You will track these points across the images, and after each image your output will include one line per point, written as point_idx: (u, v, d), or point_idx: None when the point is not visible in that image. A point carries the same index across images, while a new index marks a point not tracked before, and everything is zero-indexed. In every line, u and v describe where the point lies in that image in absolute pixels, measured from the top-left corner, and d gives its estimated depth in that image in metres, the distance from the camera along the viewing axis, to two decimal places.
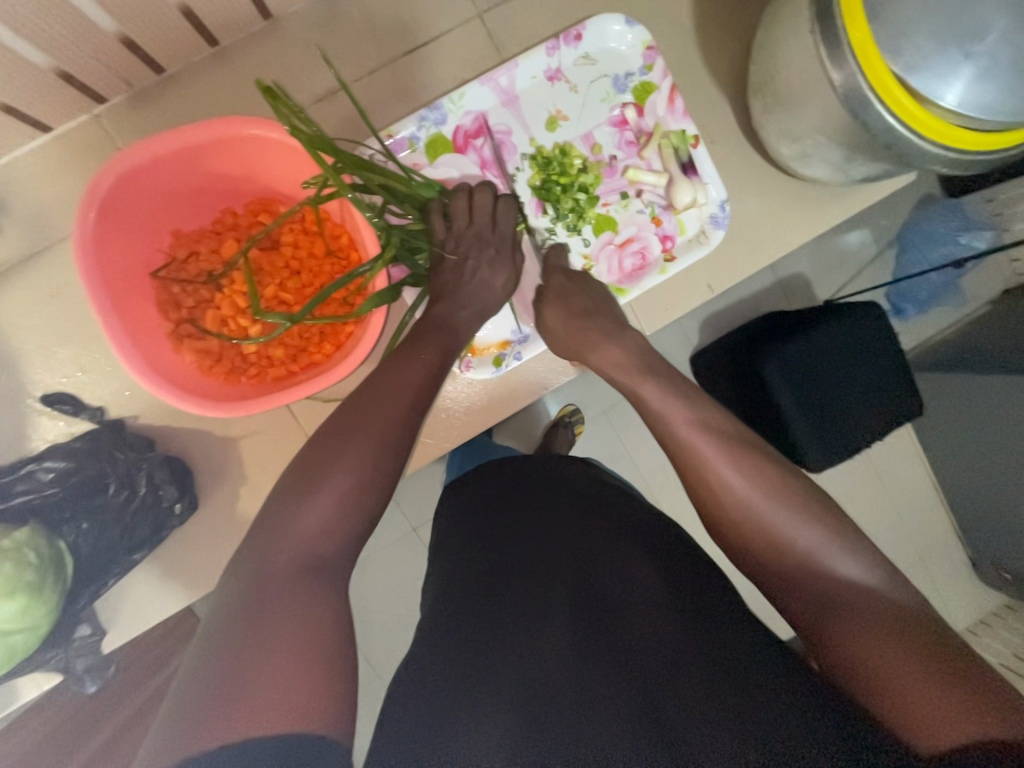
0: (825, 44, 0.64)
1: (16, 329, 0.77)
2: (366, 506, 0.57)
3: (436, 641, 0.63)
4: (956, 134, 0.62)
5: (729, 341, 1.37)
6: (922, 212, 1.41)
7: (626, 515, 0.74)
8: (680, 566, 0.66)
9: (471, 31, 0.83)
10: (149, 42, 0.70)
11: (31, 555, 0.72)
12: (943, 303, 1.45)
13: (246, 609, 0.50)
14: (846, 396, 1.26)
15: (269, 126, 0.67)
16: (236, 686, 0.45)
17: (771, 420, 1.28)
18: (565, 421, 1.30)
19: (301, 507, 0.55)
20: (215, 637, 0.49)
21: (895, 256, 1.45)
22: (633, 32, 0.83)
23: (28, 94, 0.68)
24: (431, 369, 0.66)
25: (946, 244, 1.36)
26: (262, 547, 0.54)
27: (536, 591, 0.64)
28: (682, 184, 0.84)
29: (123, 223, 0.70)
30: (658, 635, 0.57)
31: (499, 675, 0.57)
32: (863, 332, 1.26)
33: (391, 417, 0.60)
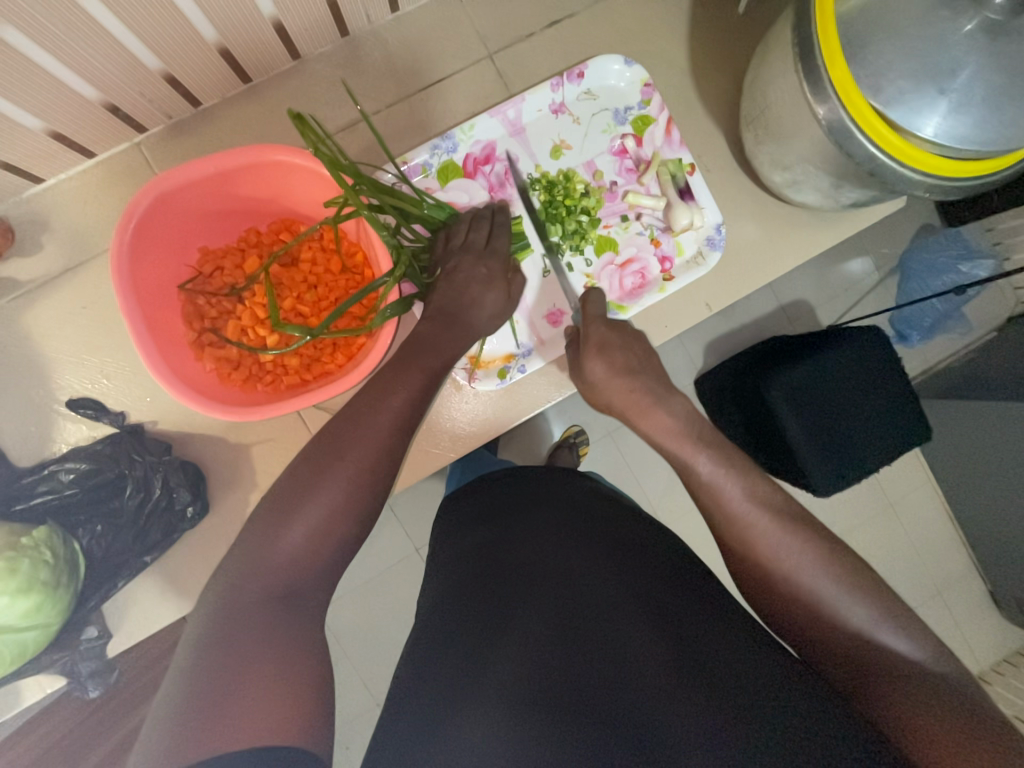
0: (808, 82, 0.69)
1: (49, 337, 0.82)
2: (349, 519, 0.59)
3: (435, 650, 0.65)
4: (936, 163, 0.66)
5: (732, 362, 1.39)
6: (922, 242, 1.44)
7: (625, 527, 0.75)
8: (675, 576, 0.67)
9: (482, 70, 0.90)
10: (190, 79, 0.77)
11: (46, 553, 0.75)
12: (946, 329, 1.48)
13: (253, 616, 0.53)
14: (847, 420, 1.27)
15: (296, 153, 0.73)
16: (218, 701, 0.48)
17: (774, 443, 1.29)
18: (569, 438, 1.32)
19: (285, 526, 0.57)
20: (222, 636, 0.52)
21: (897, 283, 1.48)
22: (632, 70, 0.89)
23: (79, 123, 0.74)
24: (419, 389, 0.69)
25: (949, 272, 1.39)
26: (251, 557, 0.56)
27: (534, 601, 0.65)
28: (679, 208, 0.89)
29: (156, 240, 0.76)
30: (651, 645, 0.59)
31: (495, 682, 0.58)
32: (863, 358, 1.28)
33: (379, 437, 0.63)
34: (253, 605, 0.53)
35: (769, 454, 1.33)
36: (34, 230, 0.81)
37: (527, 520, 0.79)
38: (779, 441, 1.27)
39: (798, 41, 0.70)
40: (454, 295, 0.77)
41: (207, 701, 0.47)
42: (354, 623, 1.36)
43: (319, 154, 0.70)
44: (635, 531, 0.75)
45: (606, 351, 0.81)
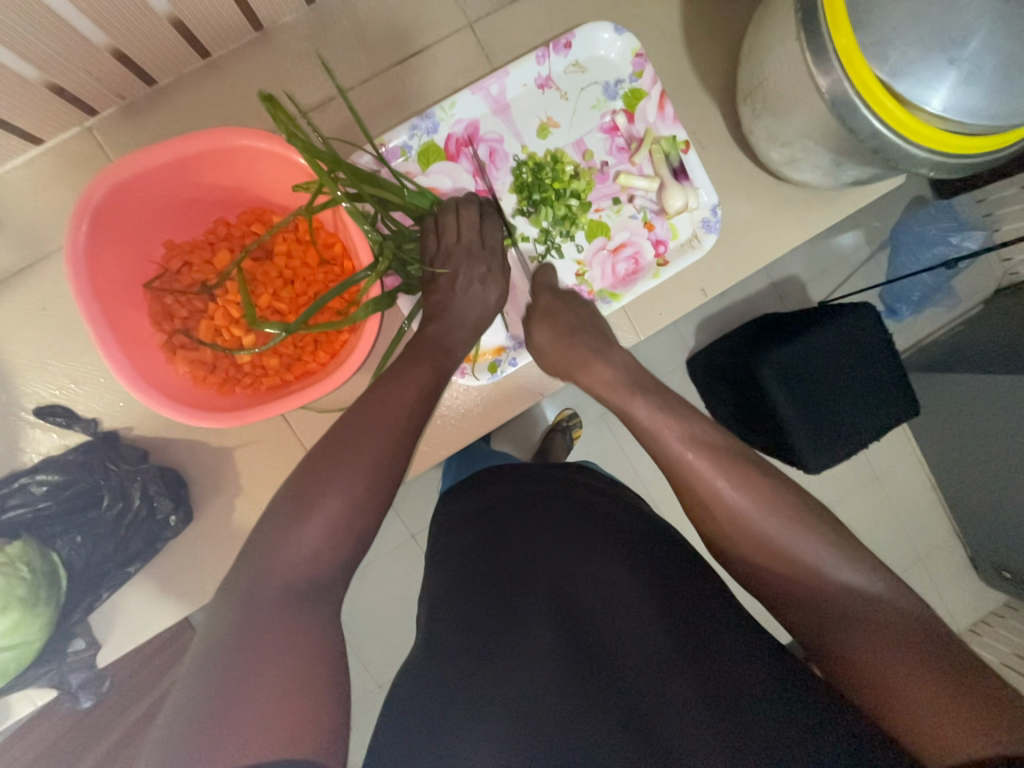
0: (811, 51, 0.65)
1: (9, 342, 0.77)
2: (356, 527, 0.57)
3: (434, 652, 0.63)
4: (942, 139, 0.62)
5: (724, 344, 1.38)
6: (913, 213, 1.41)
7: (619, 521, 0.74)
8: (672, 568, 0.66)
9: (462, 40, 0.84)
10: (141, 54, 0.71)
11: (23, 569, 0.72)
12: (934, 302, 1.47)
13: (238, 638, 0.50)
14: (841, 400, 1.26)
15: (262, 136, 0.67)
16: (229, 715, 0.45)
17: (766, 423, 1.29)
18: (562, 424, 1.31)
19: (290, 532, 0.55)
20: (208, 663, 0.49)
21: (887, 255, 1.46)
22: (622, 40, 0.83)
23: (19, 107, 0.68)
24: (421, 389, 0.66)
25: (938, 244, 1.37)
26: (254, 572, 0.54)
27: (525, 599, 0.64)
28: (673, 190, 0.84)
29: (115, 235, 0.70)
30: (650, 643, 0.58)
31: (495, 686, 0.57)
32: (857, 336, 1.26)
33: (386, 439, 0.61)
34: (240, 622, 0.51)
35: (762, 435, 1.33)
36: None
37: (519, 515, 0.77)
38: (771, 422, 1.27)
39: (801, 5, 0.65)
40: (441, 290, 0.75)
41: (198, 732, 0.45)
42: (351, 614, 1.35)
43: (293, 140, 0.64)
44: (631, 524, 0.74)
45: (579, 364, 0.80)
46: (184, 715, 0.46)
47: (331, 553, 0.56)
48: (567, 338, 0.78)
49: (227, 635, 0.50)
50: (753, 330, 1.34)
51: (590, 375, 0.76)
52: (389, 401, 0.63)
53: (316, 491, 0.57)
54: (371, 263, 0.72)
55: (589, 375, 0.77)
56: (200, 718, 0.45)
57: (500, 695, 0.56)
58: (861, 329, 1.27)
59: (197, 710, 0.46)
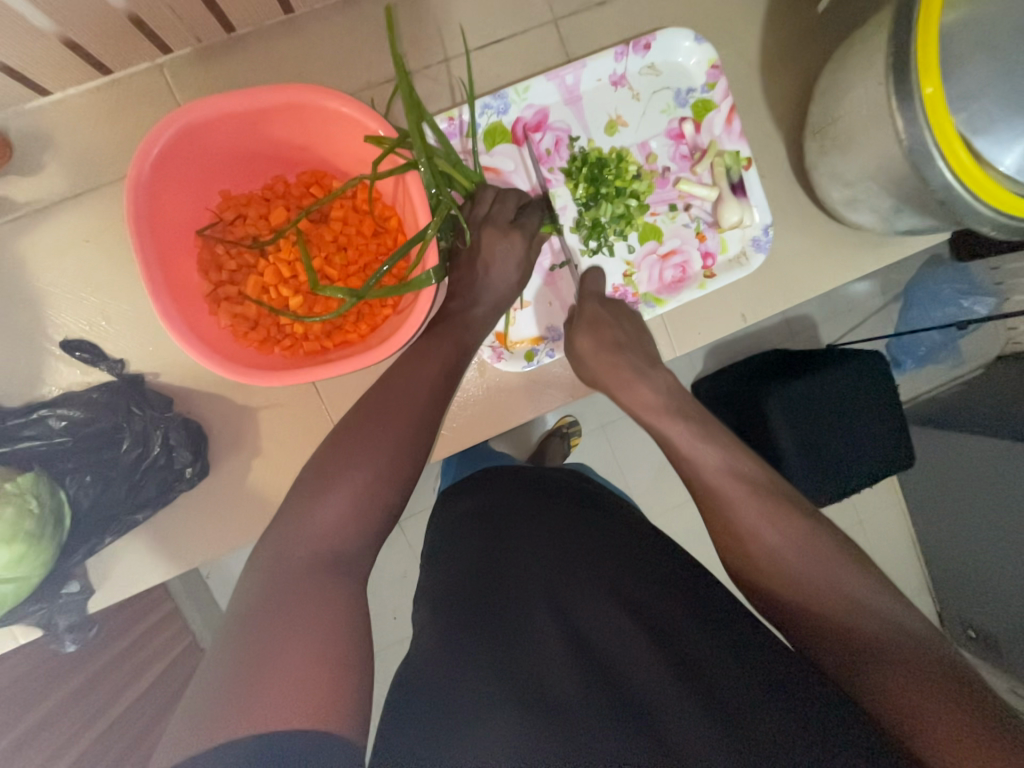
0: (896, 95, 0.65)
1: (46, 269, 0.75)
2: (375, 499, 0.57)
3: (438, 634, 0.62)
4: (1013, 201, 0.63)
5: (734, 372, 1.39)
6: (931, 271, 1.43)
7: (630, 533, 0.73)
8: (676, 581, 0.65)
9: (544, 34, 0.83)
10: (227, 0, 0.69)
11: (32, 503, 0.69)
12: (938, 360, 1.48)
13: (263, 603, 0.49)
14: (842, 441, 1.28)
15: (343, 99, 0.66)
16: (245, 685, 0.44)
17: (767, 455, 1.30)
18: (563, 428, 1.31)
19: (313, 504, 0.55)
20: (231, 628, 0.48)
21: (900, 309, 1.48)
22: (700, 50, 0.84)
23: (96, 33, 0.66)
24: (448, 363, 0.67)
25: (951, 305, 1.40)
26: (285, 535, 0.54)
27: (527, 589, 0.64)
28: (730, 204, 0.85)
29: (177, 176, 0.68)
30: (657, 651, 0.56)
31: (495, 668, 0.56)
32: (864, 380, 1.28)
33: (411, 415, 0.61)
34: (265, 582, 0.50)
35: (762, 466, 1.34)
36: (34, 150, 0.74)
37: (528, 513, 0.77)
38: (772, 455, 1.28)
39: (894, 50, 0.65)
40: (482, 272, 0.74)
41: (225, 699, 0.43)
42: None
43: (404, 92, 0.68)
44: (638, 535, 0.73)
45: (614, 351, 0.79)
46: (217, 666, 0.46)
47: (356, 525, 0.55)
48: (605, 349, 0.79)
49: (252, 595, 0.50)
50: (768, 364, 1.36)
51: (618, 372, 0.77)
52: (414, 377, 0.64)
53: (344, 462, 0.57)
54: (424, 224, 0.69)
55: (613, 349, 0.79)
56: (228, 676, 0.45)
57: (497, 679, 0.55)
58: (867, 374, 1.28)
59: (228, 664, 0.46)
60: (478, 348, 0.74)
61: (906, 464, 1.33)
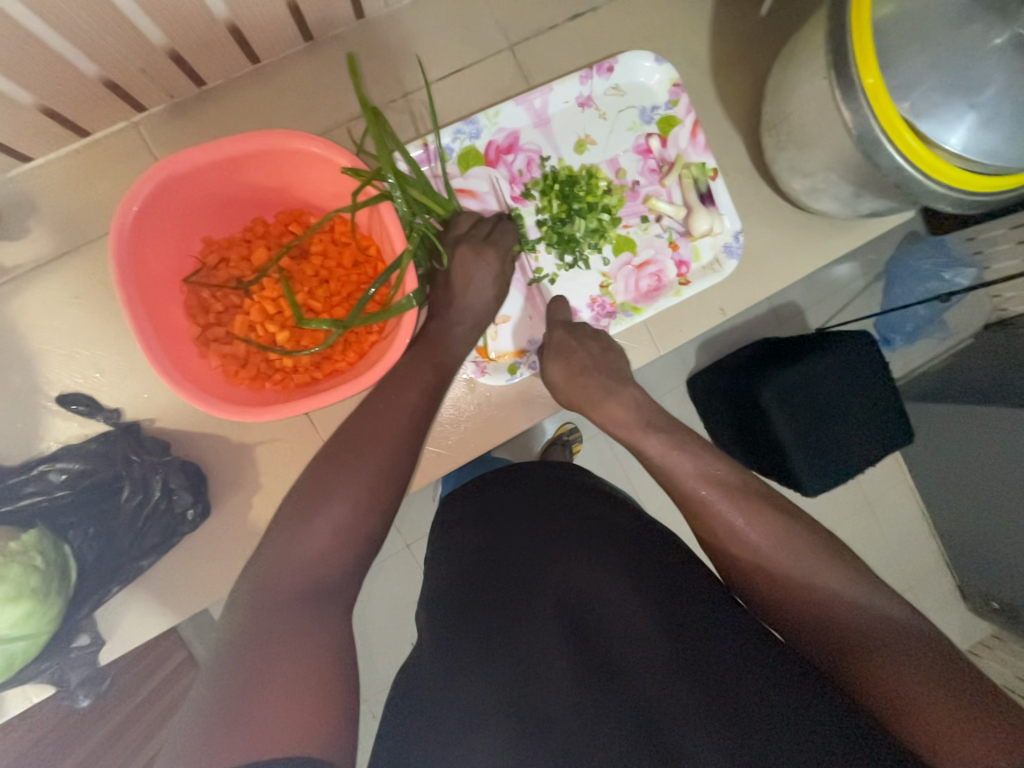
0: (840, 87, 0.68)
1: (38, 328, 0.77)
2: (368, 524, 0.58)
3: (437, 653, 0.64)
4: (963, 178, 0.66)
5: (728, 363, 1.41)
6: (908, 247, 1.45)
7: (626, 527, 0.73)
8: (674, 573, 0.65)
9: (502, 59, 0.87)
10: (194, 56, 0.72)
11: (37, 559, 0.69)
12: (928, 334, 1.54)
13: (251, 634, 0.49)
14: (834, 423, 1.29)
15: (314, 140, 0.68)
16: (231, 716, 0.45)
17: (764, 444, 1.31)
18: (563, 437, 1.31)
19: (304, 532, 0.55)
20: (221, 659, 0.49)
21: (883, 288, 1.51)
22: (661, 69, 0.87)
23: (71, 99, 0.69)
24: (429, 385, 0.69)
25: (931, 280, 1.42)
26: (273, 564, 0.54)
27: (525, 599, 0.65)
28: (700, 214, 0.88)
29: (159, 225, 0.71)
30: (653, 644, 0.57)
31: (497, 683, 0.58)
32: (850, 361, 1.30)
33: (391, 439, 0.62)
34: (266, 614, 0.51)
35: (760, 457, 1.35)
36: (20, 215, 0.76)
37: (521, 518, 0.77)
38: (769, 441, 1.30)
39: (832, 47, 0.68)
40: (454, 291, 0.76)
41: (213, 727, 0.44)
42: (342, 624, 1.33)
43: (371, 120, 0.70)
44: (640, 532, 0.72)
45: (576, 363, 0.82)
46: (206, 699, 0.46)
47: (340, 551, 0.56)
48: (579, 372, 0.81)
49: (243, 630, 0.50)
50: (757, 352, 1.38)
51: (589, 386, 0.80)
52: (393, 400, 0.65)
53: (327, 491, 0.58)
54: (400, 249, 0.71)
55: (568, 360, 0.82)
56: (215, 709, 0.45)
57: (500, 695, 0.57)
58: (853, 354, 1.30)
59: (216, 699, 0.46)
60: (457, 368, 0.75)
61: (904, 441, 1.34)
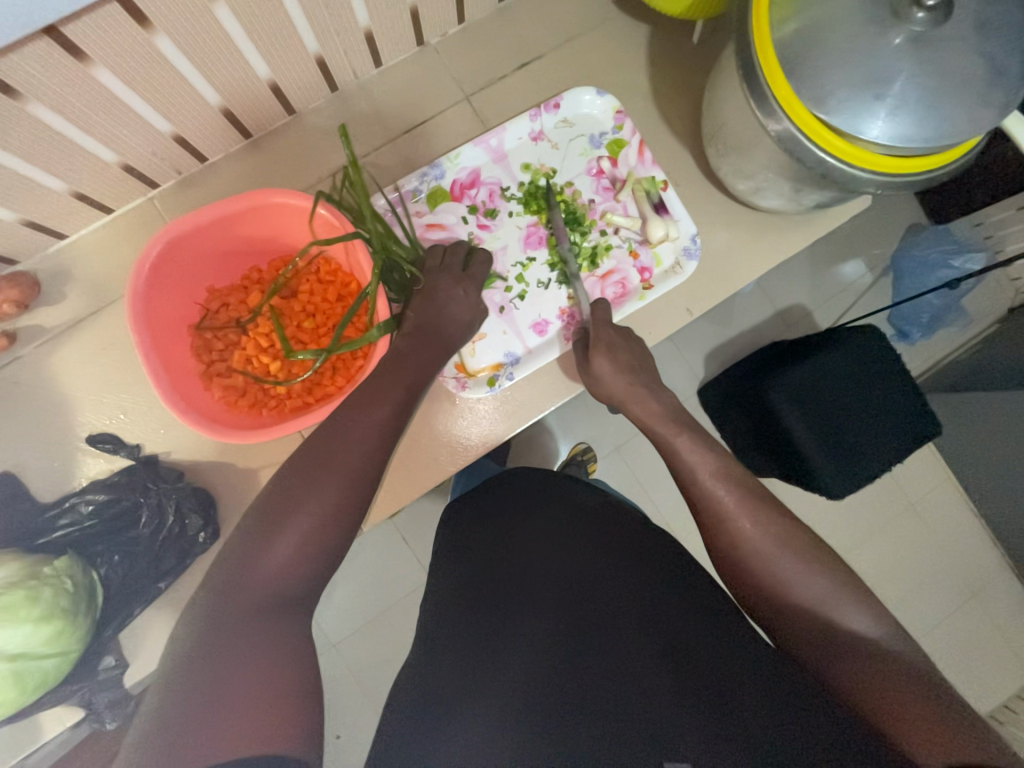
0: (753, 97, 0.75)
1: (72, 378, 0.88)
2: (326, 539, 0.63)
3: (442, 649, 0.70)
4: (882, 162, 0.72)
5: (738, 369, 1.44)
6: (913, 239, 1.54)
7: (624, 531, 0.79)
8: (672, 576, 0.72)
9: (462, 110, 0.98)
10: (196, 137, 0.86)
11: (67, 582, 0.78)
12: (946, 323, 1.53)
13: (204, 647, 0.54)
14: (845, 424, 1.31)
15: (291, 194, 0.79)
16: (197, 718, 0.50)
17: (783, 447, 1.32)
18: (578, 457, 1.42)
19: (263, 549, 0.60)
20: (179, 674, 0.53)
21: (892, 280, 1.55)
22: (603, 100, 0.96)
23: (97, 182, 0.82)
24: (397, 405, 0.73)
25: (942, 268, 1.47)
26: (227, 580, 0.59)
27: (527, 602, 0.71)
28: (654, 222, 0.94)
29: (169, 280, 0.82)
30: (645, 643, 0.64)
31: (501, 674, 0.64)
32: (857, 361, 1.32)
33: (354, 457, 0.67)
34: (220, 627, 0.56)
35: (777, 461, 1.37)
36: (58, 283, 0.89)
37: (522, 521, 0.83)
38: (788, 446, 1.31)
39: (743, 64, 0.75)
40: (427, 309, 0.83)
41: (180, 727, 0.50)
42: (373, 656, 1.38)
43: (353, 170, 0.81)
44: (638, 537, 0.78)
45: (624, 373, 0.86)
46: (166, 709, 0.51)
47: (300, 562, 0.61)
48: (625, 373, 0.86)
49: (189, 652, 0.54)
50: (766, 355, 1.42)
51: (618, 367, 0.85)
52: (362, 420, 0.69)
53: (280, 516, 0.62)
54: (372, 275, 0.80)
55: (615, 355, 0.86)
56: (176, 717, 0.50)
57: (504, 685, 0.63)
58: (860, 354, 1.32)
59: (168, 715, 0.51)
60: (429, 382, 0.79)
61: (934, 433, 1.35)
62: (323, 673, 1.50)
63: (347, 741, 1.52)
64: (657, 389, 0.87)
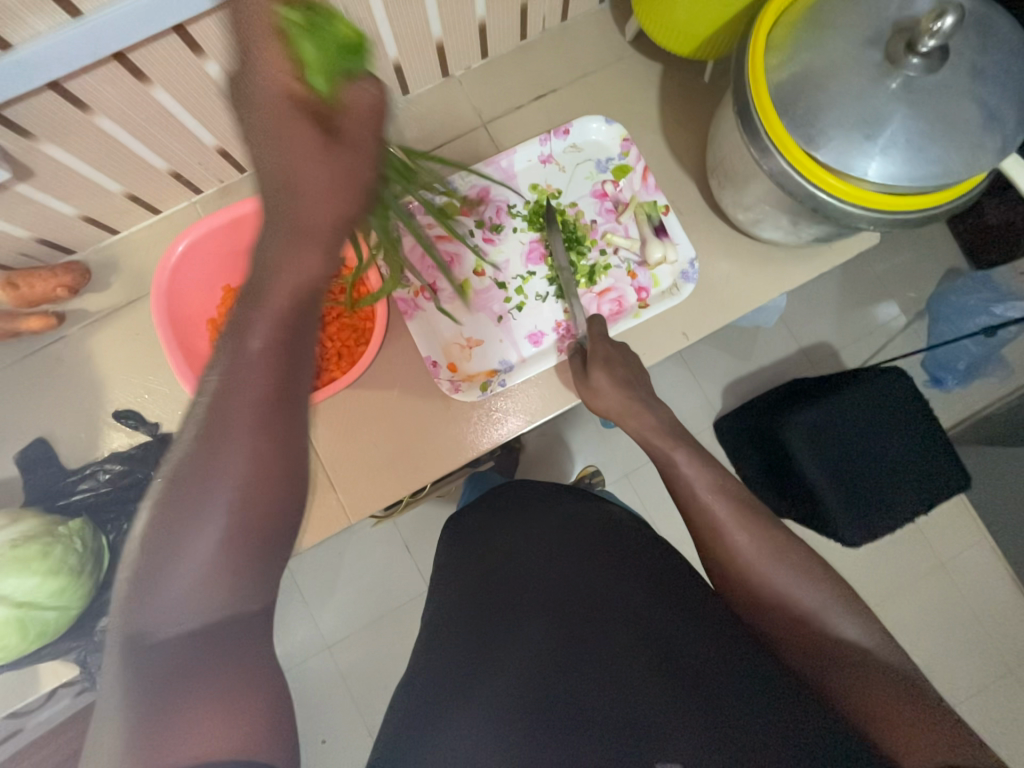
0: (747, 132, 0.78)
1: (107, 358, 0.97)
2: (270, 470, 0.51)
3: (446, 645, 0.76)
4: (872, 198, 0.73)
5: (756, 404, 1.41)
6: (952, 284, 1.49)
7: (616, 538, 0.81)
8: (664, 585, 0.73)
9: (480, 136, 1.05)
10: (237, 151, 0.95)
11: (77, 543, 0.85)
12: (985, 373, 1.50)
13: (175, 665, 0.49)
14: (872, 468, 1.27)
15: None
16: (162, 721, 0.47)
17: (795, 486, 1.31)
18: (588, 480, 1.44)
19: (178, 551, 0.49)
20: (136, 684, 0.48)
21: (927, 323, 1.53)
22: (611, 128, 1.01)
23: (147, 186, 0.92)
24: (305, 297, 0.51)
25: (980, 314, 1.42)
26: (140, 589, 0.50)
27: (521, 602, 0.75)
28: (653, 244, 0.97)
29: (189, 276, 0.91)
30: (629, 649, 0.66)
31: (490, 670, 0.69)
32: (883, 401, 1.29)
33: (265, 384, 0.50)
34: (208, 640, 0.50)
35: (792, 503, 1.34)
36: (106, 273, 0.99)
37: (525, 528, 0.87)
38: (801, 485, 1.29)
39: (739, 100, 0.79)
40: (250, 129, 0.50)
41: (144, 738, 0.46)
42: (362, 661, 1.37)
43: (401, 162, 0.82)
44: (630, 544, 0.80)
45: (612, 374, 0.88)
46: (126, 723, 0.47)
47: (227, 554, 0.50)
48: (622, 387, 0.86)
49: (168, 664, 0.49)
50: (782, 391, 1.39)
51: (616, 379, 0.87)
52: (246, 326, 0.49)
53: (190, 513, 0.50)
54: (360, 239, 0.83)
55: (613, 368, 0.88)
56: (137, 715, 0.47)
57: (495, 678, 0.68)
58: (886, 394, 1.29)
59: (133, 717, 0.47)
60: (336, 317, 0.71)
61: (961, 485, 1.29)
62: (316, 669, 1.53)
63: (330, 745, 1.52)
64: (653, 404, 0.88)
